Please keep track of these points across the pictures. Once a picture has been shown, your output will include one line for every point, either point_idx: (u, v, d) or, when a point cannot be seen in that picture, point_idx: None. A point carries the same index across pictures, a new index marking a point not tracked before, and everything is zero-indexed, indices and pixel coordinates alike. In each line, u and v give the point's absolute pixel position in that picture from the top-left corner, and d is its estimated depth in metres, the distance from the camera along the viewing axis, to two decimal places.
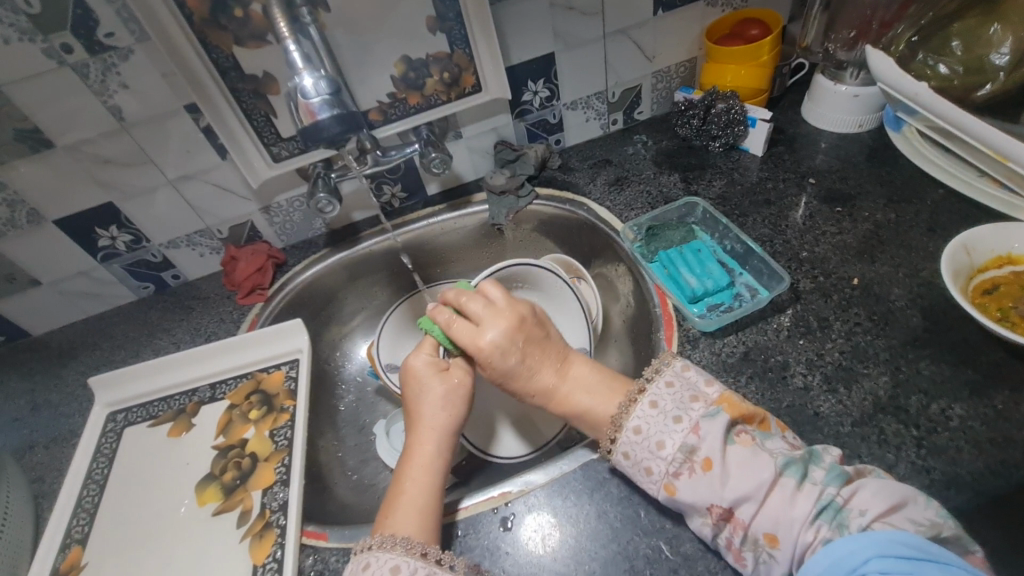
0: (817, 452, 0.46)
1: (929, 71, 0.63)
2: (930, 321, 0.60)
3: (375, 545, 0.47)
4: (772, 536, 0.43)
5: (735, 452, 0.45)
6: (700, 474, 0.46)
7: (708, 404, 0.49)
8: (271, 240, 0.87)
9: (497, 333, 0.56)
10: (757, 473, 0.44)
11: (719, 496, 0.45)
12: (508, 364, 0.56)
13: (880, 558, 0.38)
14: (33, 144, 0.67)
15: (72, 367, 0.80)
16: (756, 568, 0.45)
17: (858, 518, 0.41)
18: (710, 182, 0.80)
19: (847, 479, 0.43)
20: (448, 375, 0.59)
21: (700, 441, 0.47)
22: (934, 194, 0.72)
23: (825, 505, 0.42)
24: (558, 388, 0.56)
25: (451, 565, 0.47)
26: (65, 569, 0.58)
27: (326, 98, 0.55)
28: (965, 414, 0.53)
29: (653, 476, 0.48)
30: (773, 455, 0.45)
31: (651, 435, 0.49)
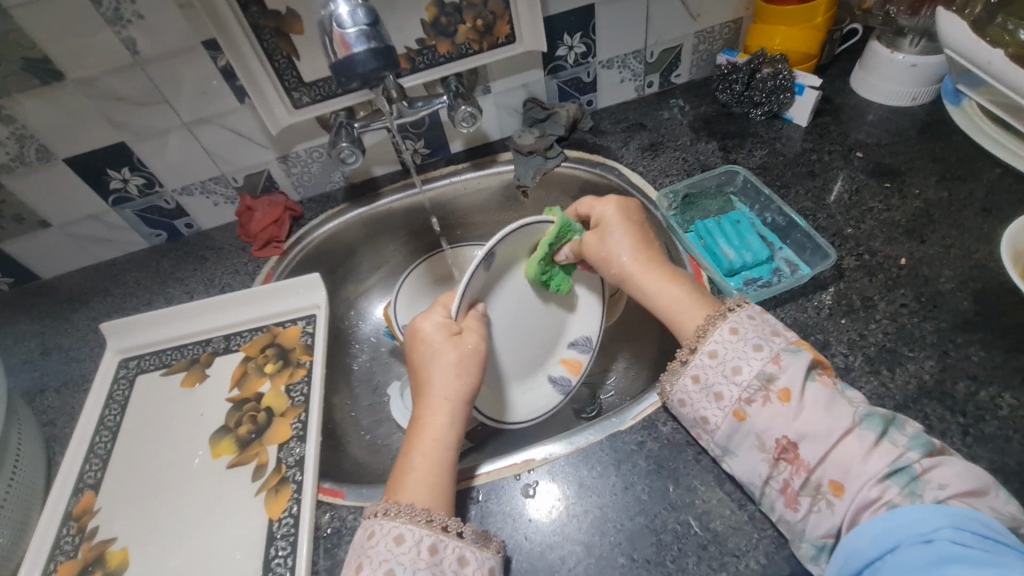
0: (898, 417, 0.44)
1: (1008, 36, 0.59)
2: (981, 305, 0.57)
3: (381, 513, 0.46)
4: (838, 484, 0.42)
5: (815, 390, 0.45)
6: (776, 403, 0.45)
7: (790, 341, 0.48)
8: (288, 191, 0.84)
9: (614, 207, 0.62)
10: (831, 416, 0.43)
11: (786, 428, 0.44)
12: (619, 233, 0.60)
13: (954, 530, 0.36)
14: (43, 76, 0.63)
15: (83, 312, 0.79)
16: (807, 517, 0.43)
17: (935, 489, 0.39)
18: (750, 151, 0.76)
19: (930, 450, 0.41)
20: (454, 341, 0.56)
21: (781, 371, 0.46)
22: (990, 173, 0.68)
23: (901, 467, 0.41)
24: (654, 277, 0.57)
25: (460, 532, 0.46)
26: (77, 513, 0.58)
27: (363, 30, 0.51)
28: (1016, 403, 0.51)
29: (721, 402, 0.48)
30: (853, 404, 0.44)
31: (727, 359, 0.48)
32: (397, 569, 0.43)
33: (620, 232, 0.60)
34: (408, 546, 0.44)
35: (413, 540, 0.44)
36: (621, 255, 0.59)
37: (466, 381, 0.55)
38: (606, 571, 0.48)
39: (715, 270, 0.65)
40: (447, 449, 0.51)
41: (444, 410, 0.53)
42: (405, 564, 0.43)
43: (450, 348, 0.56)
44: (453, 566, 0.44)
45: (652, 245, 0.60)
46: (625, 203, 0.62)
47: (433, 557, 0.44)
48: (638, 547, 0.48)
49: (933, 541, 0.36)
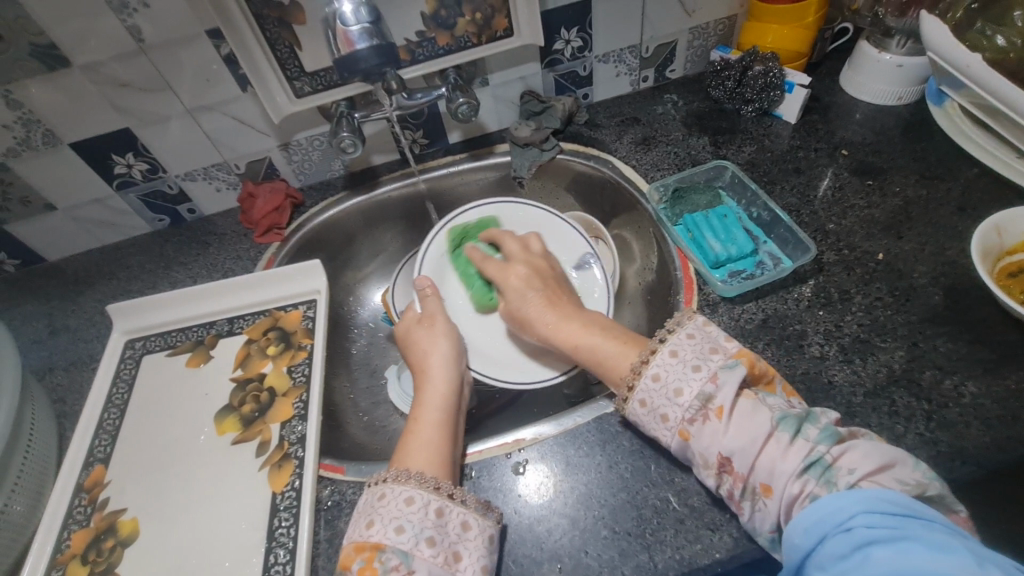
0: (812, 412, 0.46)
1: (986, 41, 0.60)
2: (952, 299, 0.60)
3: (392, 477, 0.48)
4: (767, 487, 0.44)
5: (742, 404, 0.46)
6: (713, 420, 0.46)
7: (728, 356, 0.48)
8: (288, 178, 0.85)
9: (520, 277, 0.65)
10: (755, 426, 0.45)
11: (723, 443, 0.45)
12: (521, 280, 0.65)
13: (867, 514, 0.38)
14: (50, 63, 0.64)
15: (89, 293, 0.81)
16: (753, 517, 0.45)
17: (846, 475, 0.41)
18: (740, 147, 0.79)
19: (838, 439, 0.44)
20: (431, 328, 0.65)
21: (717, 390, 0.47)
22: (968, 172, 0.71)
23: (814, 461, 0.42)
24: (568, 331, 0.59)
25: (464, 499, 0.49)
26: (89, 485, 0.61)
27: (367, 27, 0.54)
28: (977, 392, 0.54)
29: (669, 423, 0.48)
30: (772, 411, 0.46)
31: (670, 382, 0.49)
32: (407, 526, 0.46)
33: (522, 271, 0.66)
34: (416, 508, 0.47)
35: (422, 502, 0.47)
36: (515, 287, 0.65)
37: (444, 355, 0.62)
38: (590, 542, 0.51)
39: (701, 263, 0.67)
40: (445, 413, 0.57)
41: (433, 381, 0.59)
42: (413, 523, 0.46)
43: (432, 335, 0.64)
44: (457, 529, 0.47)
45: (560, 299, 0.62)
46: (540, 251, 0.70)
47: (439, 520, 0.47)
48: (619, 521, 0.52)
49: (852, 529, 0.38)
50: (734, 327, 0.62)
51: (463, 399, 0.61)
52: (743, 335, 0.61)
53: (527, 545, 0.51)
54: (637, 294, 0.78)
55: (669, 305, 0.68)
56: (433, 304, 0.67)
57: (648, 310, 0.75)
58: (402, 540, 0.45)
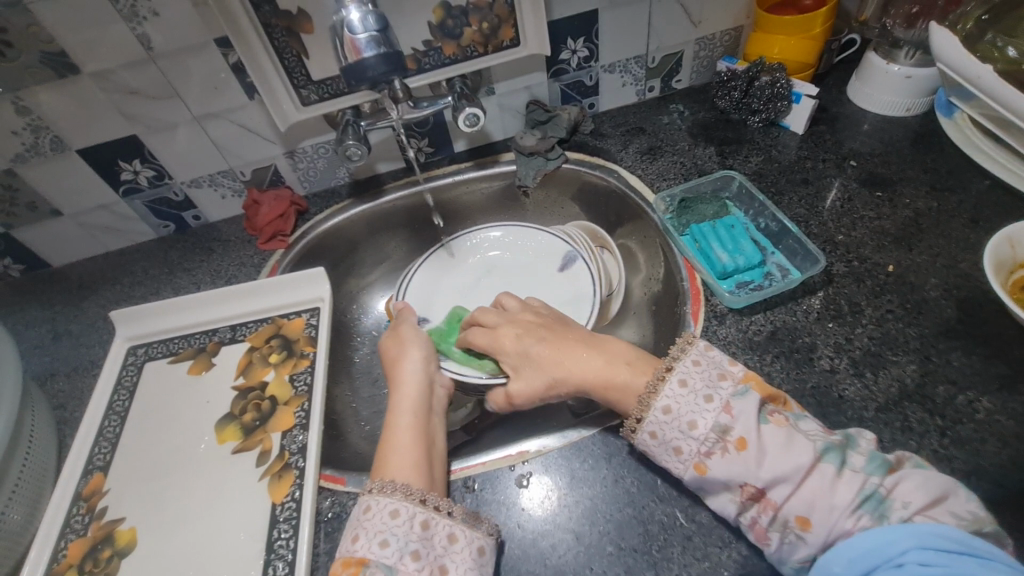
0: (851, 437, 0.45)
1: (997, 53, 0.60)
2: (965, 313, 0.59)
3: (376, 489, 0.48)
4: (804, 519, 0.42)
5: (770, 433, 0.45)
6: (733, 453, 0.45)
7: (737, 382, 0.48)
8: (294, 185, 0.85)
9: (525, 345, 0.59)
10: (790, 454, 0.43)
11: (751, 475, 0.44)
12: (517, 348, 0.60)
13: (920, 550, 0.37)
14: (60, 70, 0.65)
15: (93, 299, 0.81)
16: (780, 548, 0.44)
17: (900, 509, 0.41)
18: (747, 157, 0.78)
19: (889, 468, 0.43)
20: (400, 343, 0.64)
21: (734, 421, 0.46)
22: (979, 184, 0.70)
23: (868, 495, 0.41)
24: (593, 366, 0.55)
25: (450, 511, 0.48)
26: (88, 494, 0.60)
27: (375, 35, 0.53)
28: (992, 408, 0.53)
29: (683, 456, 0.47)
30: (811, 438, 0.45)
31: (682, 415, 0.47)
32: (392, 539, 0.45)
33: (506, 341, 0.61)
34: (401, 521, 0.46)
35: (407, 514, 0.46)
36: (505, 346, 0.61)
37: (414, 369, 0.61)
38: (595, 559, 0.50)
39: (708, 273, 0.67)
40: (416, 419, 0.56)
41: (401, 391, 0.58)
42: (399, 536, 0.45)
43: (403, 346, 0.64)
44: (444, 542, 0.46)
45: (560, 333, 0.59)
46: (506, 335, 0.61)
47: (426, 532, 0.46)
48: (625, 537, 0.50)
49: (904, 564, 0.38)
50: (742, 339, 0.61)
51: (439, 403, 0.61)
52: (751, 347, 0.60)
53: (530, 561, 0.50)
54: (643, 303, 0.77)
55: (676, 316, 0.67)
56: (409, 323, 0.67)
57: (654, 319, 0.74)
58: (387, 554, 0.44)
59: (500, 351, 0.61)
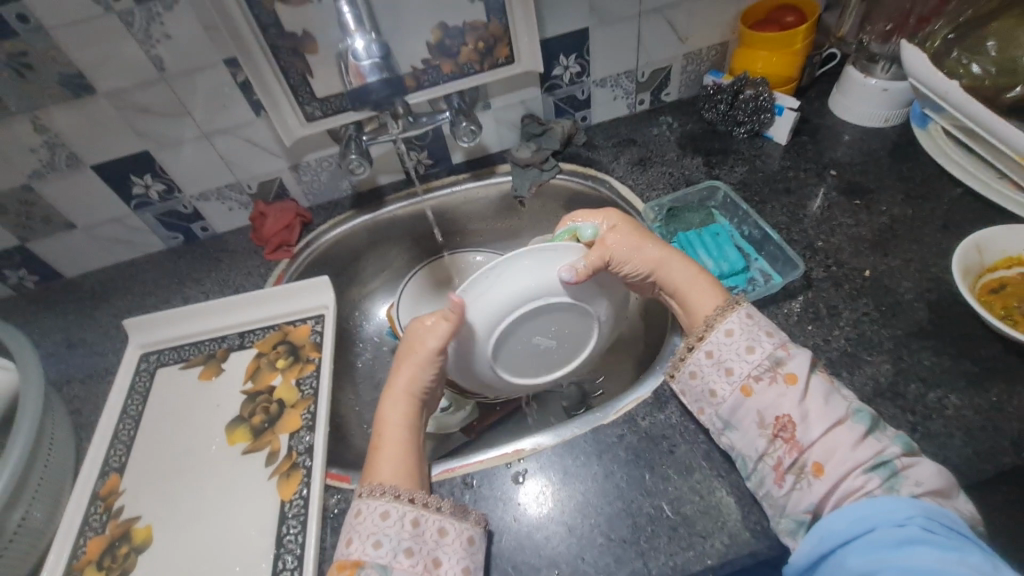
0: (884, 419, 0.51)
1: (962, 69, 0.64)
2: (936, 314, 0.62)
3: (367, 493, 0.51)
4: (819, 467, 0.48)
5: (816, 382, 0.51)
6: (782, 383, 0.51)
7: (791, 333, 0.55)
8: (298, 197, 0.89)
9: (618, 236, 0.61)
10: (830, 410, 0.50)
11: (790, 406, 0.50)
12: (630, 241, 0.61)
13: (925, 519, 0.42)
14: (78, 90, 0.69)
15: (105, 308, 0.84)
16: (790, 493, 0.49)
17: (911, 486, 0.45)
18: (732, 167, 0.82)
19: (909, 450, 0.48)
20: (421, 348, 0.58)
21: (789, 358, 0.52)
22: (952, 192, 0.73)
23: (885, 461, 0.47)
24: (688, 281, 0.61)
25: (439, 507, 0.52)
26: (104, 493, 0.63)
27: (377, 61, 0.57)
28: (960, 404, 0.56)
29: (733, 376, 0.54)
30: (847, 400, 0.51)
31: (741, 338, 0.55)
32: (384, 540, 0.48)
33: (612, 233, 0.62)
34: (391, 522, 0.49)
35: (396, 516, 0.50)
36: (614, 246, 0.61)
37: (420, 380, 0.59)
38: (587, 549, 0.53)
39: None
40: (408, 427, 0.57)
41: (396, 401, 0.58)
42: (391, 536, 0.49)
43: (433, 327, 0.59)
44: (435, 537, 0.50)
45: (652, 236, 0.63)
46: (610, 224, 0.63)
47: (415, 530, 0.50)
48: (615, 529, 0.53)
49: (906, 526, 0.42)
50: None
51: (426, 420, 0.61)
52: None
53: (525, 552, 0.53)
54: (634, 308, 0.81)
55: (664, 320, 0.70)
56: (449, 330, 0.57)
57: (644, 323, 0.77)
58: (381, 554, 0.48)
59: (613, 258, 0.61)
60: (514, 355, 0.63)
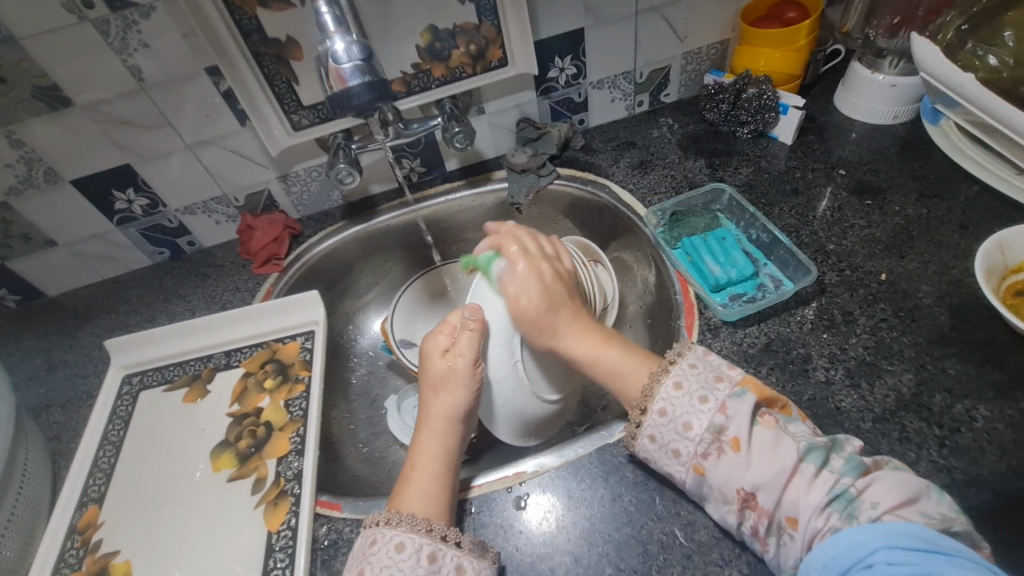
0: (839, 439, 0.47)
1: (977, 62, 0.61)
2: (958, 319, 0.59)
3: (383, 520, 0.48)
4: (793, 519, 0.44)
5: (759, 435, 0.46)
6: (730, 453, 0.46)
7: (734, 384, 0.49)
8: (287, 209, 0.86)
9: (536, 295, 0.57)
10: (778, 459, 0.45)
11: (743, 479, 0.45)
12: (531, 283, 0.57)
13: (888, 550, 0.39)
14: (52, 103, 0.66)
15: (88, 328, 0.81)
16: (778, 552, 0.45)
17: (869, 509, 0.42)
18: (736, 169, 0.79)
19: (863, 470, 0.44)
20: (451, 368, 0.57)
21: (729, 421, 0.47)
22: (968, 190, 0.70)
23: (839, 493, 0.43)
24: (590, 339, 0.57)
25: (458, 542, 0.48)
26: (82, 526, 0.59)
27: (359, 64, 0.54)
28: (990, 415, 0.52)
29: (681, 459, 0.48)
30: (796, 439, 0.46)
31: (678, 416, 0.49)
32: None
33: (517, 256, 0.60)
34: (408, 554, 0.46)
35: (413, 547, 0.46)
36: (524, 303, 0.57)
37: (456, 405, 0.56)
38: None
39: (701, 286, 0.67)
40: (441, 460, 0.54)
41: (431, 430, 0.56)
42: (405, 571, 0.45)
43: (445, 373, 0.57)
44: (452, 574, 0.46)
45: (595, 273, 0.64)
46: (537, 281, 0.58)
47: (432, 566, 0.46)
48: (624, 558, 0.50)
49: (872, 565, 0.39)
50: (737, 352, 0.61)
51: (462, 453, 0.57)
52: (747, 360, 0.60)
53: None
54: (638, 316, 0.77)
55: (670, 330, 0.67)
56: (472, 339, 0.57)
57: (649, 331, 0.74)
58: None
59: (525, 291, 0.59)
60: (532, 356, 0.61)
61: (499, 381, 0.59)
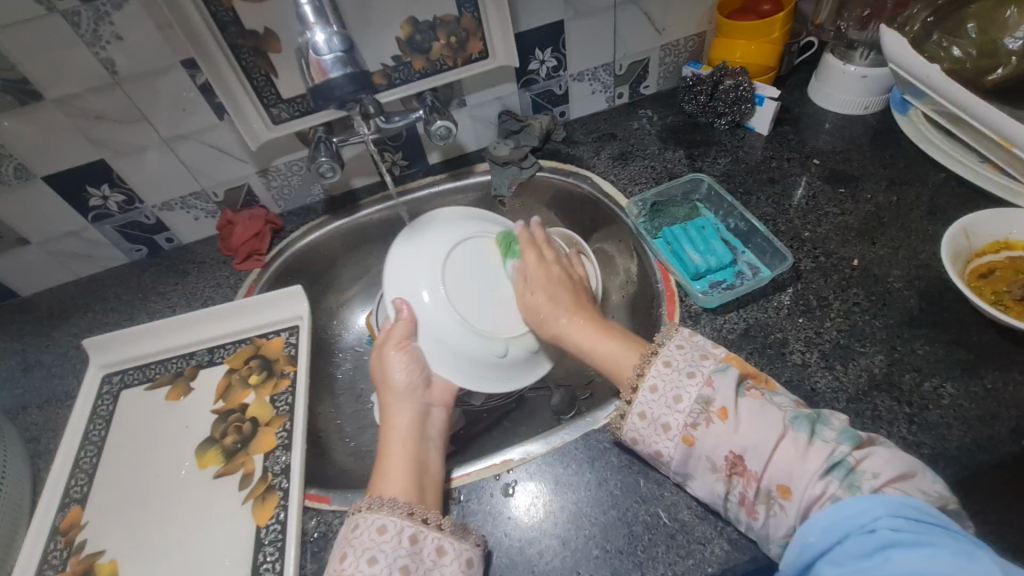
0: (824, 413, 0.47)
1: (942, 53, 0.63)
2: (926, 301, 0.61)
3: (365, 506, 0.48)
4: (785, 488, 0.44)
5: (746, 404, 0.48)
6: (718, 423, 0.47)
7: (718, 361, 0.51)
8: (268, 204, 0.85)
9: (546, 293, 0.62)
10: (760, 428, 0.46)
11: (732, 443, 0.46)
12: (540, 276, 0.64)
13: (891, 518, 0.38)
14: (20, 97, 0.64)
15: (64, 328, 0.79)
16: (767, 522, 0.45)
17: (870, 479, 0.42)
18: (715, 159, 0.80)
19: (859, 442, 0.44)
20: (382, 355, 0.60)
21: (716, 393, 0.48)
22: (935, 178, 0.73)
23: (837, 463, 0.43)
24: (587, 331, 0.60)
25: (439, 524, 0.49)
26: (65, 528, 0.58)
27: (340, 56, 0.54)
28: (956, 392, 0.55)
29: (671, 433, 0.49)
30: (782, 409, 0.47)
31: (667, 391, 0.50)
32: (379, 557, 0.45)
33: (534, 259, 0.65)
34: (389, 536, 0.46)
35: (394, 530, 0.47)
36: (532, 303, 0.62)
37: (399, 385, 0.59)
38: (581, 562, 0.50)
39: (681, 274, 0.68)
40: (408, 448, 0.55)
41: (392, 416, 0.57)
42: (387, 552, 0.46)
43: (383, 357, 0.60)
44: (432, 556, 0.47)
45: (583, 300, 0.64)
46: (576, 263, 0.71)
47: (414, 547, 0.47)
48: (611, 539, 0.51)
49: (875, 531, 0.39)
50: (716, 338, 0.62)
51: (435, 428, 0.59)
52: (726, 345, 0.61)
53: (518, 569, 0.51)
54: (621, 305, 0.78)
55: (652, 319, 0.68)
56: (403, 328, 0.61)
57: (632, 320, 0.75)
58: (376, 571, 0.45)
59: (530, 306, 0.62)
60: (474, 309, 0.63)
61: (444, 342, 0.61)
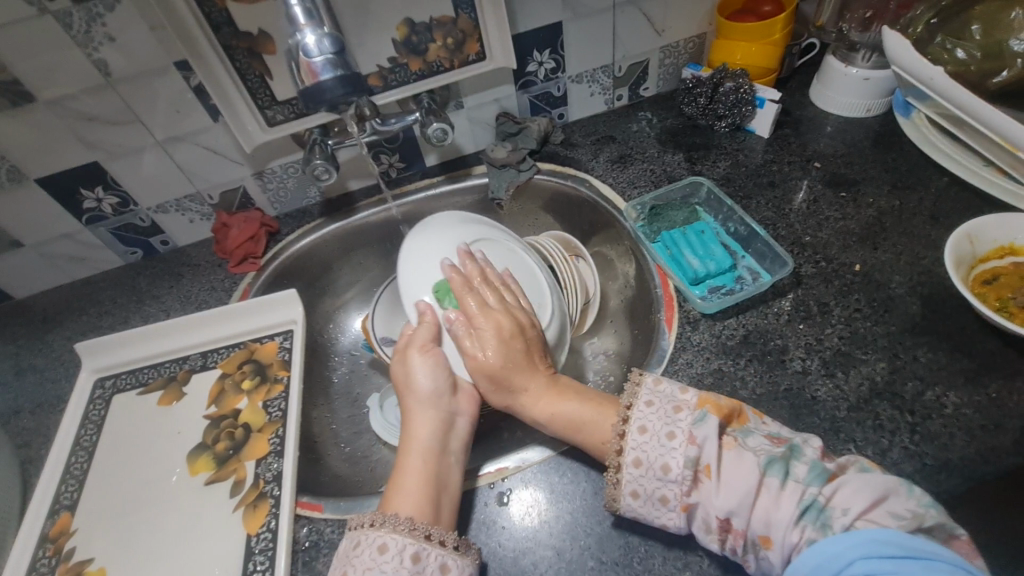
0: (796, 445, 0.45)
1: (946, 55, 0.62)
2: (929, 308, 0.60)
3: (369, 523, 0.47)
4: (766, 537, 0.42)
5: (725, 458, 0.45)
6: (705, 483, 0.45)
7: (693, 410, 0.48)
8: (264, 207, 0.84)
9: (499, 354, 0.56)
10: (742, 481, 0.43)
11: (717, 504, 0.44)
12: (488, 339, 0.56)
13: (864, 561, 0.37)
14: (12, 98, 0.63)
15: (59, 331, 0.78)
16: (761, 567, 0.44)
17: (841, 518, 0.40)
18: (714, 162, 0.79)
19: (828, 478, 0.42)
20: (404, 358, 0.58)
21: (701, 450, 0.45)
22: (938, 182, 0.72)
23: (807, 505, 0.41)
24: (544, 399, 0.55)
25: (443, 540, 0.47)
26: (54, 535, 0.58)
27: (330, 57, 0.53)
28: (960, 402, 0.54)
29: (669, 504, 0.46)
30: (756, 455, 0.44)
31: (653, 462, 0.47)
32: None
33: (473, 306, 0.57)
34: (390, 555, 0.45)
35: (395, 548, 0.46)
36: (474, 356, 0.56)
37: (422, 392, 0.56)
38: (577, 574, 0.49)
39: (679, 279, 0.67)
40: (427, 463, 0.53)
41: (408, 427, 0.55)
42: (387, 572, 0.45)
43: (406, 362, 0.58)
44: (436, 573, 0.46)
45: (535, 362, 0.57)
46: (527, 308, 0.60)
47: (416, 565, 0.45)
48: (606, 550, 0.50)
49: None
50: (715, 345, 0.61)
51: (459, 439, 0.56)
52: (725, 351, 0.60)
53: None
54: (620, 310, 0.77)
55: (651, 325, 0.67)
56: (428, 330, 0.58)
57: (630, 326, 0.74)
58: None
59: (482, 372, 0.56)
60: None
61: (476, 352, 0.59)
